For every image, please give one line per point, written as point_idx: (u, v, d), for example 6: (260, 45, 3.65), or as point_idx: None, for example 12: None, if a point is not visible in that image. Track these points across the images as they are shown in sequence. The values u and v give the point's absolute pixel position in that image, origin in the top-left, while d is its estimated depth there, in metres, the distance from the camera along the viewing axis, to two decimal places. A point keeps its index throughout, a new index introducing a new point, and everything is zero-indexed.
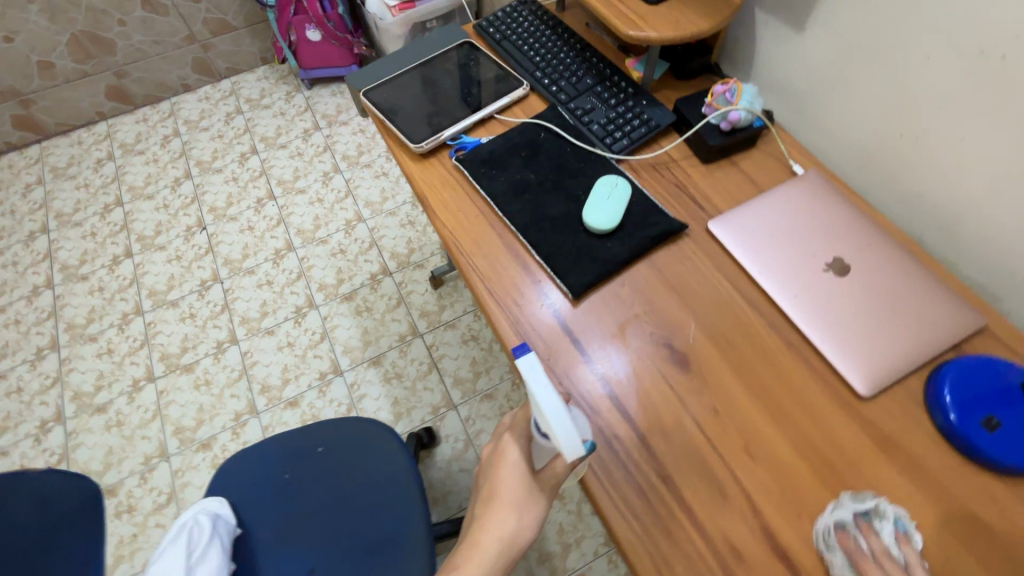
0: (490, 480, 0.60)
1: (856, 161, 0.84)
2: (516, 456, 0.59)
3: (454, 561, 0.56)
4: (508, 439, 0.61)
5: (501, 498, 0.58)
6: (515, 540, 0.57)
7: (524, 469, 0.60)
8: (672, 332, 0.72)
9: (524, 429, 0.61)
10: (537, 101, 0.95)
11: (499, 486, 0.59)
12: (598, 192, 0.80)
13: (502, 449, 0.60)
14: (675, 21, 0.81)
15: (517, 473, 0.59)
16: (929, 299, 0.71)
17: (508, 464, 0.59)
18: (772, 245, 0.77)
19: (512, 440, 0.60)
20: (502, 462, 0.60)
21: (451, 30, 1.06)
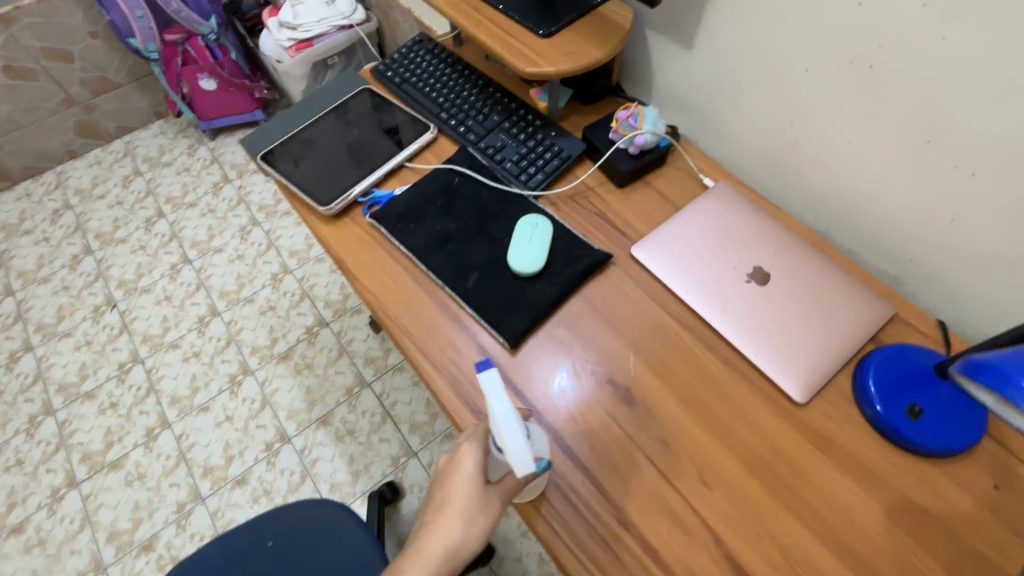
0: (443, 486, 0.59)
1: (759, 167, 0.88)
2: (471, 467, 0.58)
3: (397, 567, 0.56)
4: (467, 445, 0.59)
5: (450, 509, 0.57)
6: (460, 549, 0.56)
7: (479, 480, 0.58)
8: (613, 368, 0.71)
9: (484, 439, 0.59)
10: (447, 144, 0.92)
11: (450, 496, 0.58)
12: (521, 234, 0.79)
13: (459, 457, 0.59)
14: (570, 53, 0.82)
15: (470, 486, 0.58)
16: (844, 295, 0.74)
17: (462, 475, 0.58)
18: (695, 263, 0.78)
19: (470, 447, 0.59)
20: (457, 471, 0.59)
21: (347, 76, 1.01)
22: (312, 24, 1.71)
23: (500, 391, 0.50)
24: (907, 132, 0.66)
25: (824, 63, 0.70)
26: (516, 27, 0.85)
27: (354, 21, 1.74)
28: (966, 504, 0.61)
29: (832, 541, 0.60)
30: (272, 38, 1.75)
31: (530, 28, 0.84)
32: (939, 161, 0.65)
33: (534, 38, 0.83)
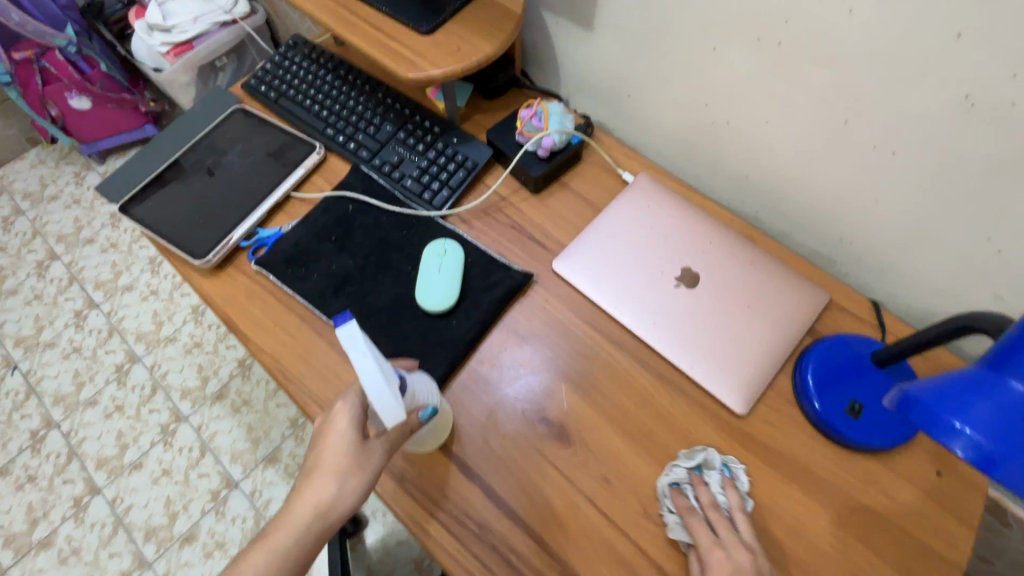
0: (318, 444, 0.54)
1: (679, 153, 0.81)
2: (347, 420, 0.54)
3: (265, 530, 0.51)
4: (344, 399, 0.55)
5: (321, 466, 0.53)
6: (333, 507, 0.52)
7: (355, 435, 0.53)
8: (545, 402, 0.65)
9: (360, 395, 0.55)
10: (338, 164, 0.82)
11: (323, 452, 0.53)
12: (429, 263, 0.70)
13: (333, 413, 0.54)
14: (457, 50, 0.72)
15: (344, 443, 0.53)
16: (776, 287, 0.70)
17: (338, 430, 0.54)
18: (621, 271, 0.72)
19: (347, 400, 0.55)
20: (332, 426, 0.54)
21: (216, 98, 0.89)
22: (187, 24, 1.50)
23: (360, 346, 0.45)
24: (824, 113, 0.61)
25: (729, 42, 0.63)
26: (395, 25, 0.74)
27: (236, 15, 1.55)
28: (912, 498, 0.59)
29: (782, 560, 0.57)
30: (145, 43, 1.55)
31: (409, 24, 0.73)
32: (859, 142, 0.60)
33: (416, 36, 0.73)
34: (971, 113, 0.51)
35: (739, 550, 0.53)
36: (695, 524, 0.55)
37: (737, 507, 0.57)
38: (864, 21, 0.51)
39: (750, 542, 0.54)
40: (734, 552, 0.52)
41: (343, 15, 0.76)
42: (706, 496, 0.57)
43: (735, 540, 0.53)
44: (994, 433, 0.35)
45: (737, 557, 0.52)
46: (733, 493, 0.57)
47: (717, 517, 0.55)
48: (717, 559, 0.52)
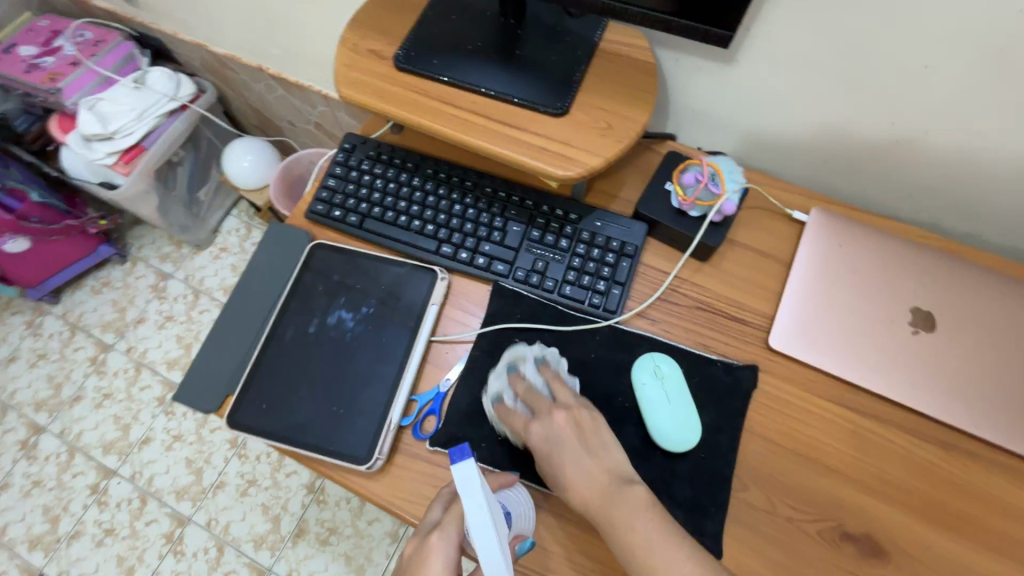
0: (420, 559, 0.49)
1: (840, 174, 0.72)
2: (448, 529, 0.49)
3: None
4: (434, 507, 0.52)
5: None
6: None
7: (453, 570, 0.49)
8: (837, 514, 0.56)
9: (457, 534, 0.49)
10: (469, 287, 0.67)
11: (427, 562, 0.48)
12: (653, 388, 0.58)
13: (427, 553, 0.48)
14: (607, 126, 0.59)
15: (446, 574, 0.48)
16: (1019, 305, 0.63)
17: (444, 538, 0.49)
18: (849, 332, 0.63)
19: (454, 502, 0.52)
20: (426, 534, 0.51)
21: (278, 238, 0.71)
22: (130, 123, 1.24)
23: (476, 490, 0.43)
24: None
25: (956, 54, 0.53)
26: (516, 112, 0.60)
27: (184, 99, 1.30)
28: None
29: None
30: (79, 157, 1.25)
31: (537, 107, 0.59)
32: None
33: (550, 121, 0.59)
34: None
35: (578, 411, 0.53)
36: (512, 414, 0.55)
37: (567, 385, 0.56)
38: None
39: (569, 404, 0.54)
40: (556, 420, 0.52)
41: (444, 110, 0.60)
42: (520, 384, 0.56)
43: (551, 406, 0.53)
44: None
45: (559, 427, 0.52)
46: (518, 385, 0.56)
47: (534, 397, 0.55)
48: (559, 421, 0.52)
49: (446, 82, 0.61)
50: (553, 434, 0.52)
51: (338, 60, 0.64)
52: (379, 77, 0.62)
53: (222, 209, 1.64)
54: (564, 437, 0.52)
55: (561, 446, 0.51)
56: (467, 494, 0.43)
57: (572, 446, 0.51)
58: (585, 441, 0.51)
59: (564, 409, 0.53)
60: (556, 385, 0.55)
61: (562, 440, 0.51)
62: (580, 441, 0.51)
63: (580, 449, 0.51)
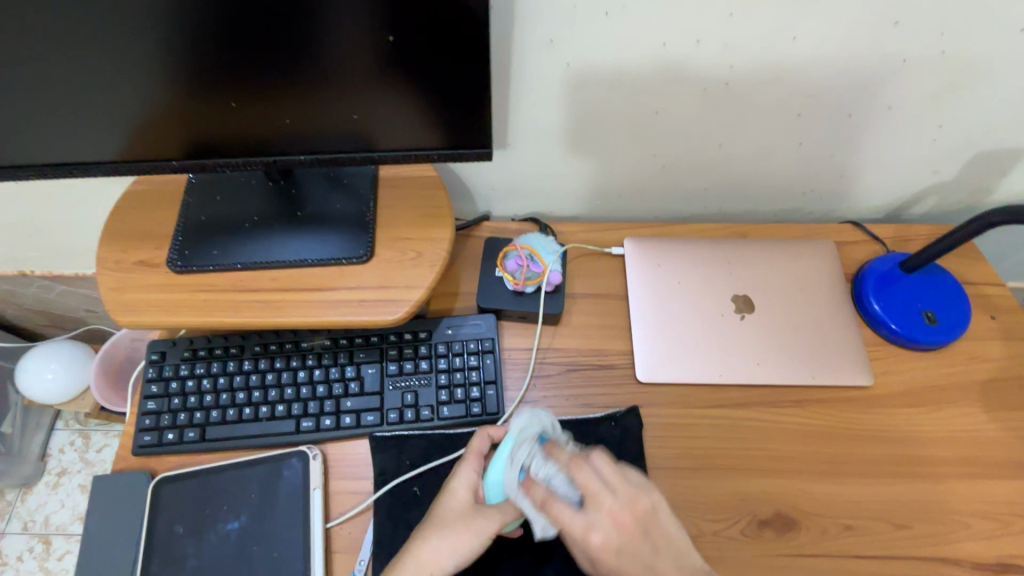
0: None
1: (635, 203, 0.79)
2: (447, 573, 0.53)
3: None
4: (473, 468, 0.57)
5: (414, 557, 0.53)
6: None
7: (466, 502, 0.55)
8: (749, 503, 0.62)
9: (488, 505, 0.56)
10: (349, 450, 0.63)
11: (431, 557, 0.53)
12: (497, 486, 0.55)
13: (453, 487, 0.56)
14: (417, 254, 0.59)
15: (456, 502, 0.55)
16: (799, 260, 0.75)
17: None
18: (694, 340, 0.70)
19: (466, 531, 0.53)
20: (495, 515, 0.54)
21: (108, 493, 0.61)
22: None
23: None
24: (778, 116, 0.64)
25: (675, 98, 0.62)
26: (322, 272, 0.57)
27: None
28: (996, 350, 0.71)
29: (993, 472, 0.64)
30: None
31: (341, 261, 0.57)
32: (817, 124, 0.65)
33: (359, 270, 0.58)
34: (909, 68, 0.58)
35: (625, 510, 0.51)
36: (546, 501, 0.51)
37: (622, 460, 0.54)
38: (813, 38, 0.55)
39: (603, 514, 0.50)
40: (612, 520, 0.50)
41: (244, 299, 0.56)
42: (562, 456, 0.53)
43: (608, 505, 0.51)
44: (899, 308, 0.70)
45: (629, 511, 0.51)
46: (535, 494, 0.51)
47: (557, 509, 0.51)
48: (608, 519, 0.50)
49: (235, 269, 0.57)
50: (600, 559, 0.50)
51: (102, 286, 0.56)
52: (158, 289, 0.56)
53: (43, 432, 1.35)
54: (627, 531, 0.50)
55: (631, 553, 0.50)
56: None
57: (645, 562, 0.50)
58: (641, 534, 0.50)
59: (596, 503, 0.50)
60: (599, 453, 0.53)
61: (619, 549, 0.50)
62: (631, 535, 0.50)
63: (643, 549, 0.50)
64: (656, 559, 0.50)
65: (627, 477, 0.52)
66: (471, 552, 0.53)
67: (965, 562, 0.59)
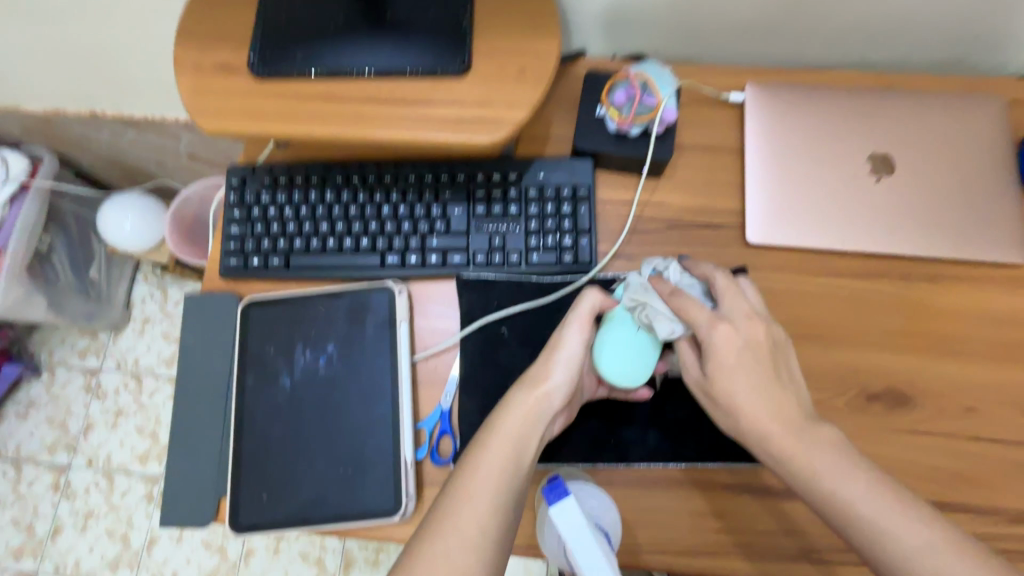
0: (471, 451, 0.45)
1: (762, 43, 0.67)
2: (558, 388, 0.48)
3: None
4: (598, 293, 0.50)
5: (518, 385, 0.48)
6: None
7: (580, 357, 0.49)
8: (860, 377, 0.57)
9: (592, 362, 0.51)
10: (434, 290, 0.61)
11: (534, 376, 0.48)
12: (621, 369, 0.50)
13: (565, 344, 0.49)
14: (520, 70, 0.51)
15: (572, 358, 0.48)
16: (959, 118, 0.63)
17: (536, 411, 0.47)
18: (819, 201, 0.61)
19: (558, 345, 0.49)
20: (579, 320, 0.49)
21: (200, 312, 0.62)
22: None
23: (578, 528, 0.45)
24: None
25: None
26: (410, 86, 0.51)
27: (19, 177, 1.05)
28: None
29: None
30: None
31: (436, 71, 0.51)
32: None
33: (451, 85, 0.51)
34: None
35: (755, 324, 0.48)
36: (676, 288, 0.49)
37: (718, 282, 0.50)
38: None
39: (738, 314, 0.48)
40: (743, 323, 0.47)
41: (333, 111, 0.51)
42: (645, 314, 0.48)
43: (742, 312, 0.48)
44: None
45: (744, 331, 0.47)
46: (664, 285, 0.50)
47: (685, 300, 0.48)
48: (726, 336, 0.46)
49: (311, 76, 0.52)
50: (719, 347, 0.46)
51: (183, 89, 0.52)
52: (241, 95, 0.52)
53: (126, 282, 1.41)
54: (746, 347, 0.46)
55: (754, 369, 0.46)
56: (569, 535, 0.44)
57: (766, 380, 0.46)
58: (760, 350, 0.47)
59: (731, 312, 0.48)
60: (683, 292, 0.48)
61: (743, 361, 0.46)
62: (751, 352, 0.46)
63: (763, 369, 0.46)
64: (778, 380, 0.46)
65: (735, 294, 0.49)
66: (572, 362, 0.48)
67: None
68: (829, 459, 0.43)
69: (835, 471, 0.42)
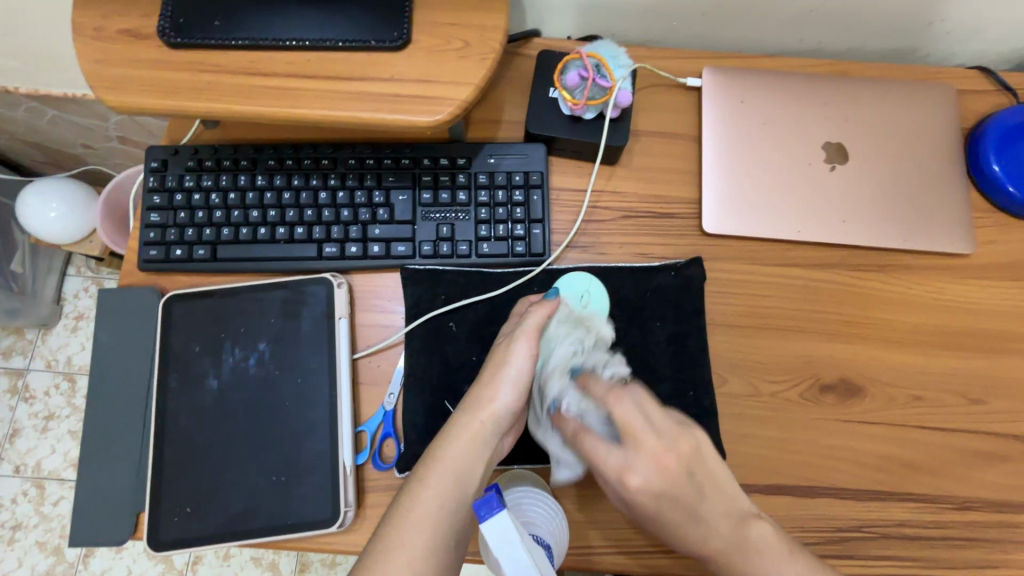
0: (409, 487, 0.42)
1: (720, 27, 0.65)
2: (504, 408, 0.45)
3: None
4: (543, 309, 0.49)
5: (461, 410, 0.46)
6: None
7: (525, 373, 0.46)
8: (814, 368, 0.57)
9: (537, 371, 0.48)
10: (377, 283, 0.57)
11: (478, 399, 0.45)
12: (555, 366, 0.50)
13: (508, 360, 0.46)
14: (463, 45, 0.48)
15: (517, 374, 0.46)
16: (910, 107, 0.63)
17: (480, 436, 0.44)
18: (774, 190, 0.60)
19: (502, 363, 0.46)
20: (526, 333, 0.47)
21: (116, 308, 0.56)
22: None
23: (512, 541, 0.39)
24: None
25: None
26: (344, 59, 0.47)
27: None
28: None
29: None
30: None
31: (370, 43, 0.46)
32: None
33: (389, 58, 0.47)
34: None
35: (675, 443, 0.44)
36: (578, 432, 0.45)
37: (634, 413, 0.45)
38: None
39: (649, 451, 0.43)
40: (649, 471, 0.43)
41: (255, 84, 0.46)
42: (568, 426, 0.46)
43: (651, 447, 0.43)
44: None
45: (657, 476, 0.43)
46: (593, 390, 0.46)
47: (590, 442, 0.44)
48: (636, 486, 0.43)
49: (234, 46, 0.47)
50: (632, 492, 0.43)
51: (81, 57, 0.46)
52: (149, 66, 0.46)
53: (54, 276, 1.30)
54: (663, 489, 0.43)
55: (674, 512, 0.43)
56: (502, 549, 0.39)
57: (691, 510, 0.43)
58: (687, 473, 0.43)
59: (648, 441, 0.44)
60: (612, 404, 0.45)
61: (664, 499, 0.43)
62: (674, 477, 0.43)
63: (684, 501, 0.43)
64: (700, 506, 0.43)
65: (647, 438, 0.44)
66: (519, 381, 0.46)
67: None
68: (761, 545, 0.43)
69: (768, 551, 0.42)
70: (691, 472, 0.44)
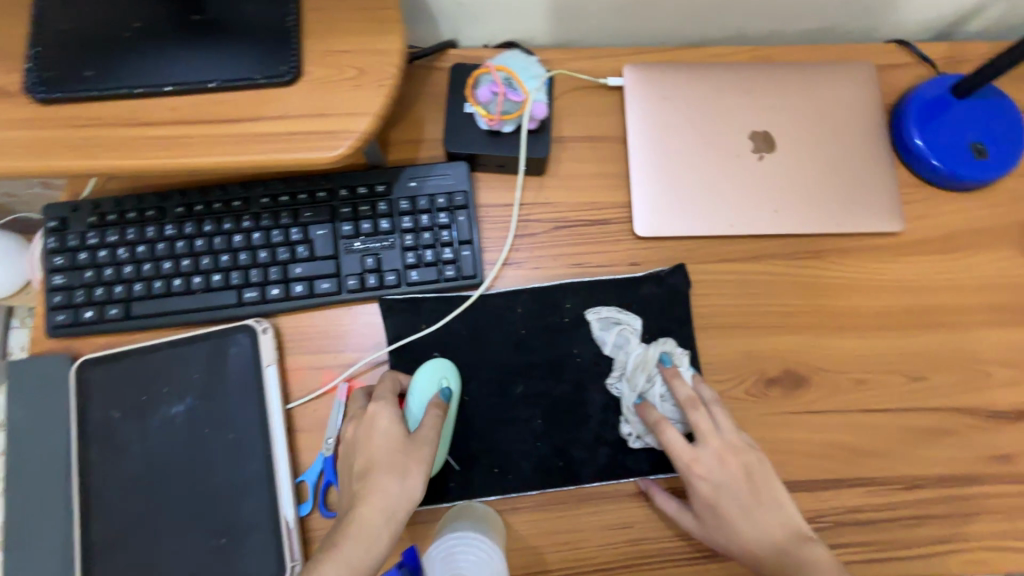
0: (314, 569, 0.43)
1: (637, 22, 0.64)
2: (388, 479, 0.45)
3: None
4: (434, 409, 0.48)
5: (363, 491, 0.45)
6: None
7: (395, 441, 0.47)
8: (758, 363, 0.56)
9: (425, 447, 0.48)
10: (306, 324, 0.55)
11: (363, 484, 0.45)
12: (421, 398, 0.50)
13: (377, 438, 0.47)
14: (358, 73, 0.45)
15: (389, 443, 0.47)
16: (833, 88, 0.62)
17: (375, 509, 0.44)
18: (704, 187, 0.59)
19: (372, 442, 0.47)
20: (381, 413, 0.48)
21: (28, 379, 0.53)
22: None
23: None
24: None
25: None
26: (231, 100, 0.44)
27: None
28: None
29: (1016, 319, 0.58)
30: None
31: (258, 81, 0.44)
32: None
33: (281, 94, 0.45)
34: None
35: (736, 454, 0.49)
36: (657, 423, 0.51)
37: (713, 407, 0.51)
38: None
39: (718, 449, 0.49)
40: (723, 462, 0.49)
41: (137, 136, 0.44)
42: (652, 416, 0.51)
43: (717, 444, 0.49)
44: (947, 143, 0.59)
45: (723, 469, 0.49)
46: (650, 415, 0.51)
47: (668, 433, 0.50)
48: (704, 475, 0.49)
49: (111, 97, 0.44)
50: (702, 487, 0.49)
51: None
52: (19, 127, 0.43)
53: None
54: (728, 485, 0.49)
55: (733, 497, 0.49)
56: None
57: (749, 506, 0.48)
58: (745, 483, 0.49)
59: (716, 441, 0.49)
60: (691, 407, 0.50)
61: (718, 496, 0.49)
62: (733, 482, 0.49)
63: (748, 497, 0.49)
64: (757, 506, 0.48)
65: (717, 435, 0.50)
66: (395, 450, 0.46)
67: (976, 412, 0.56)
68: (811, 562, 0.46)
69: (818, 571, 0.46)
70: (749, 475, 0.49)
